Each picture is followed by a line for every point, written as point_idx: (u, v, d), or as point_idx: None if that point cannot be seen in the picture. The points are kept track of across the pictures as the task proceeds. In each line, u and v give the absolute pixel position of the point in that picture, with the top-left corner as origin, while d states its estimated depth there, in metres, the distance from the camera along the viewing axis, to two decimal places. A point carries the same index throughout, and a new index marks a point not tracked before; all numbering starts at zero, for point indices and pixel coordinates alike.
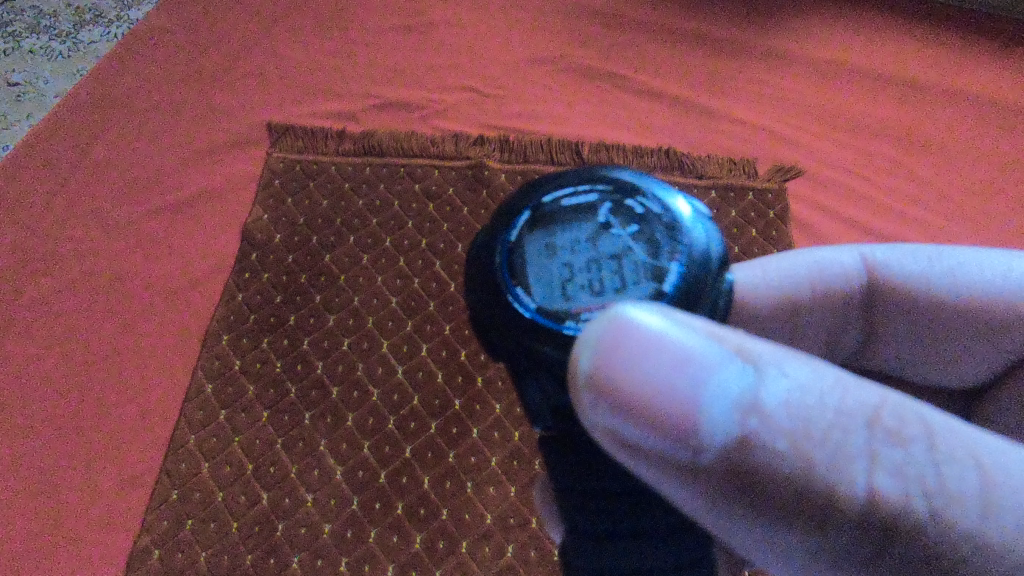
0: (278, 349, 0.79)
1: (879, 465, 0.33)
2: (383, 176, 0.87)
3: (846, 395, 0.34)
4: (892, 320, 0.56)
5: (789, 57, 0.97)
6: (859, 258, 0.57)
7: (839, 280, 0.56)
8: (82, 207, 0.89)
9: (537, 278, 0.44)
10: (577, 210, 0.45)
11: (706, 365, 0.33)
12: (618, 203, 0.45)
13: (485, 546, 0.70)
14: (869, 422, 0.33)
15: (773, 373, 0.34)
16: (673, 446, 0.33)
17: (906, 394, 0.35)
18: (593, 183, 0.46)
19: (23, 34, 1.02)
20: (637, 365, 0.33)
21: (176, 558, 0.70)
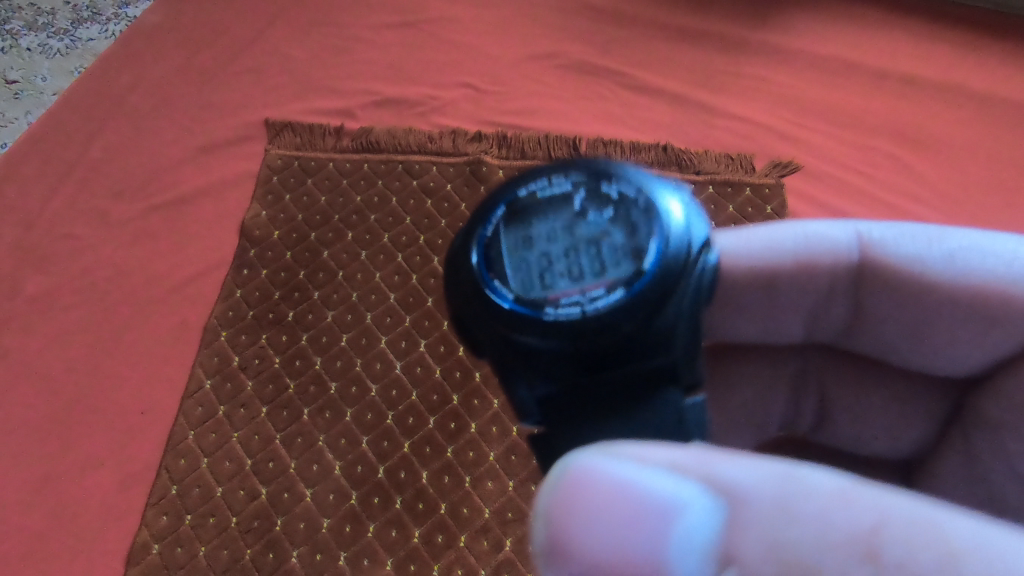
0: (276, 345, 0.79)
1: None
2: (382, 172, 0.88)
3: (823, 502, 0.29)
4: (879, 305, 0.51)
5: (785, 51, 0.98)
6: (855, 234, 0.50)
7: (827, 256, 0.50)
8: (82, 203, 0.89)
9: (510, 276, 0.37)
10: (554, 199, 0.38)
11: (666, 506, 0.30)
12: (599, 183, 0.38)
13: (484, 540, 0.69)
14: (850, 535, 0.29)
15: (748, 504, 0.30)
16: None
17: (905, 503, 0.29)
18: (572, 168, 0.38)
19: (21, 32, 1.03)
20: (591, 518, 0.31)
21: (176, 553, 0.70)
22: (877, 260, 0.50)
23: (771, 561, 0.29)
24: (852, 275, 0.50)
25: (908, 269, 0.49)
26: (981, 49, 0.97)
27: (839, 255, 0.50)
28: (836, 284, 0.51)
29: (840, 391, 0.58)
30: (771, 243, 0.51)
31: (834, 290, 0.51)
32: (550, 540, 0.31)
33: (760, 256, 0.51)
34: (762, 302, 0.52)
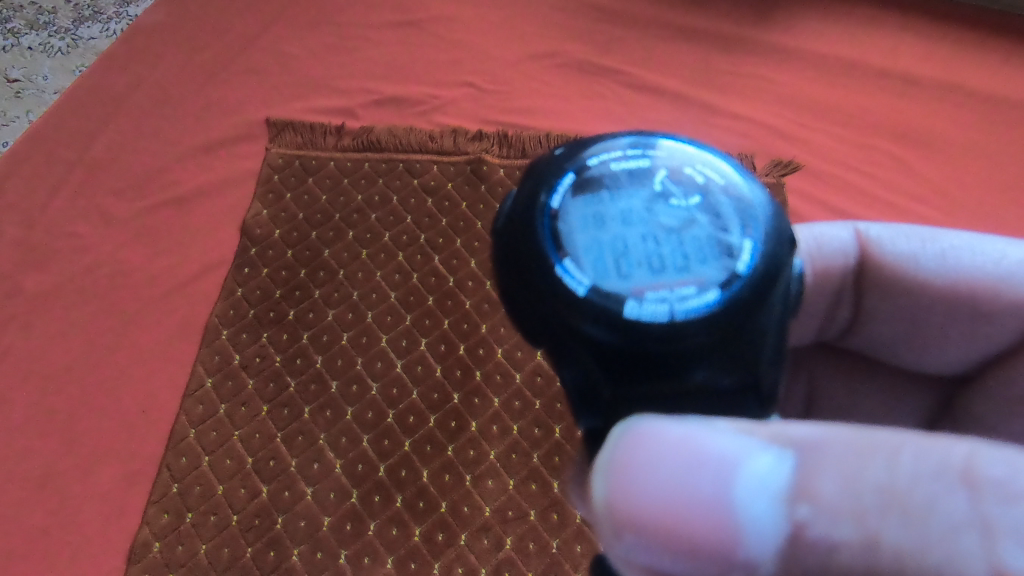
0: (277, 344, 0.79)
1: (993, 530, 0.25)
2: (383, 171, 0.88)
3: (899, 441, 0.28)
4: (880, 305, 0.51)
5: (785, 50, 0.98)
6: (859, 233, 0.52)
7: (837, 256, 0.51)
8: (83, 201, 0.89)
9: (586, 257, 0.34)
10: (627, 176, 0.37)
11: (732, 454, 0.30)
12: (675, 171, 0.37)
13: (484, 538, 0.69)
14: (931, 467, 0.27)
15: (824, 446, 0.28)
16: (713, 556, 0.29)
17: (991, 440, 0.28)
18: (643, 150, 0.38)
19: (22, 31, 1.03)
20: (663, 474, 0.31)
21: (177, 551, 0.71)
22: (879, 259, 0.50)
23: (846, 498, 0.27)
24: (855, 277, 0.51)
25: (909, 266, 0.49)
26: (981, 48, 0.97)
27: (845, 255, 0.51)
28: (841, 286, 0.52)
29: (829, 389, 0.58)
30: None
31: (839, 292, 0.52)
32: (624, 500, 0.32)
33: None
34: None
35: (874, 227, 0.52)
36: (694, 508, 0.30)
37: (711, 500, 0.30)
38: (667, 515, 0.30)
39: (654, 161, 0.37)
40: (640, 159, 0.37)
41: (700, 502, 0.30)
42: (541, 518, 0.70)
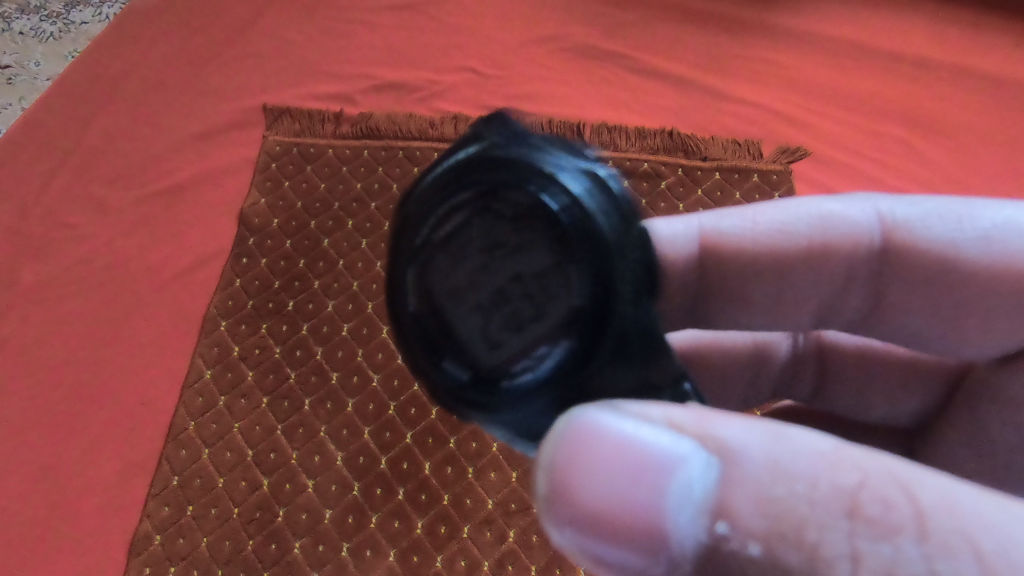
0: (277, 335, 0.78)
1: (863, 561, 0.29)
2: (382, 158, 0.86)
3: (810, 463, 0.31)
4: (900, 288, 0.50)
5: (792, 32, 0.95)
6: (876, 214, 0.49)
7: (849, 237, 0.50)
8: (78, 189, 0.88)
9: (456, 349, 0.34)
10: (458, 241, 0.33)
11: (665, 469, 0.31)
12: (503, 213, 0.33)
13: (486, 531, 0.68)
14: (823, 496, 0.30)
15: (744, 462, 0.31)
16: (637, 554, 0.31)
17: (875, 459, 0.31)
18: (455, 195, 0.33)
19: (14, 16, 1.01)
20: (596, 486, 0.31)
21: (177, 544, 0.70)
22: (901, 241, 0.49)
23: (760, 520, 0.30)
24: (874, 253, 0.49)
25: (938, 248, 0.48)
26: (997, 30, 0.95)
27: (860, 233, 0.49)
28: (853, 268, 0.50)
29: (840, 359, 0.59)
30: (778, 225, 0.50)
31: (853, 271, 0.50)
32: (551, 491, 0.32)
33: (771, 237, 0.50)
34: (774, 289, 0.51)
35: (894, 207, 0.50)
36: (630, 522, 0.31)
37: (641, 510, 0.31)
38: (603, 523, 0.31)
39: (473, 191, 0.33)
40: (455, 196, 0.33)
41: (633, 508, 0.31)
42: None
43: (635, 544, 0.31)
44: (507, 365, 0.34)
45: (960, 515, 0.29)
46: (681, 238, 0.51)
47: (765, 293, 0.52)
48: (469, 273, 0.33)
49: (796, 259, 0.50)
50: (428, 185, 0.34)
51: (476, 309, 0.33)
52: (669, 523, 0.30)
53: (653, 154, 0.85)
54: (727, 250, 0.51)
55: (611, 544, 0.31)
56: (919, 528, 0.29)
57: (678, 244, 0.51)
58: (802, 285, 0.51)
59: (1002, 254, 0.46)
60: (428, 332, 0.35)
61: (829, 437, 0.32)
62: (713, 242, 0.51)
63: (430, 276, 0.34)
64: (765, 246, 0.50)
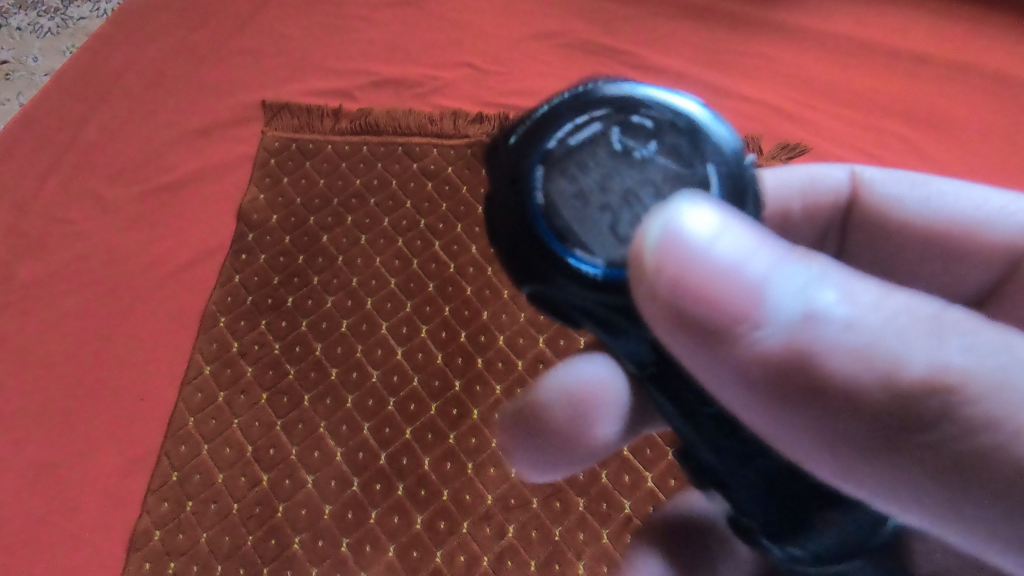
0: (276, 331, 0.78)
1: (927, 343, 0.31)
2: (381, 154, 0.86)
3: (885, 290, 0.33)
4: None
5: (791, 28, 0.95)
6: (851, 178, 0.57)
7: (829, 194, 0.57)
8: (76, 185, 0.88)
9: (588, 239, 0.36)
10: (591, 143, 0.37)
11: (765, 270, 0.33)
12: (628, 125, 0.37)
13: (485, 527, 0.68)
14: (901, 308, 0.31)
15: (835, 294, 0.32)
16: (727, 327, 0.33)
17: (949, 305, 0.32)
18: (588, 112, 0.37)
19: (12, 10, 1.01)
20: (702, 289, 0.33)
21: (177, 539, 0.70)
22: (873, 202, 0.56)
23: (841, 312, 0.32)
24: None
25: (905, 212, 0.54)
26: (997, 26, 0.95)
27: (839, 194, 0.57)
28: None
29: None
30: None
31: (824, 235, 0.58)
32: (668, 281, 0.33)
33: None
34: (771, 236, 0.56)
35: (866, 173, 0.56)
36: (720, 298, 0.33)
37: (737, 289, 0.33)
38: (696, 301, 0.33)
39: (605, 107, 0.38)
40: (590, 109, 0.38)
41: (728, 287, 0.33)
42: (543, 506, 0.69)
43: (723, 313, 0.33)
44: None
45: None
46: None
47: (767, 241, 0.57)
48: (605, 174, 0.36)
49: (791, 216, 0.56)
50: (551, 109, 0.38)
51: (606, 203, 0.36)
52: (764, 314, 0.33)
53: None
54: None
55: (700, 315, 0.33)
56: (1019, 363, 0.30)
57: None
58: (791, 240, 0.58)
59: (957, 214, 0.52)
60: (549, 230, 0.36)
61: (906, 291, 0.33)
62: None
63: (562, 180, 0.36)
64: None
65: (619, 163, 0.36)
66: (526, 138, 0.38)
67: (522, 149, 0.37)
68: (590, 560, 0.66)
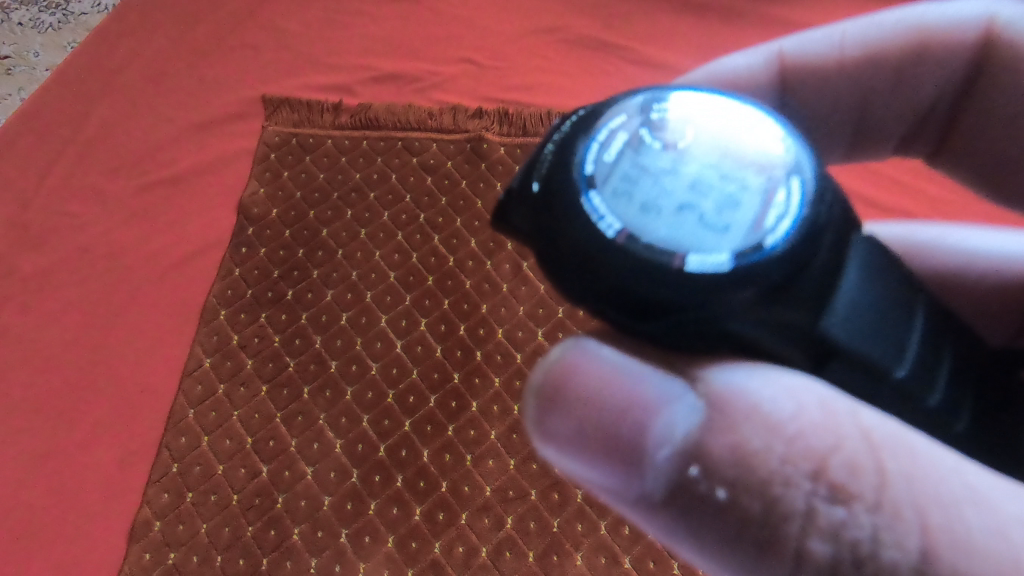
0: (276, 324, 0.78)
1: (815, 512, 0.30)
2: (381, 149, 0.87)
3: (808, 425, 0.30)
4: (979, 101, 0.51)
5: (790, 22, 0.95)
6: (985, 15, 0.48)
7: (953, 33, 0.48)
8: (76, 179, 0.88)
9: (693, 247, 0.28)
10: (633, 143, 0.30)
11: (641, 417, 0.32)
12: (651, 118, 0.30)
13: (485, 517, 0.69)
14: (804, 464, 0.30)
15: (809, 418, 0.30)
16: (617, 476, 0.33)
17: (875, 429, 0.30)
18: (605, 125, 0.30)
19: (13, 6, 1.02)
20: (581, 433, 0.33)
21: (178, 530, 0.70)
22: (1004, 45, 0.47)
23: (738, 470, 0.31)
24: (963, 67, 0.49)
25: None
26: None
27: (958, 41, 0.48)
28: (938, 91, 0.51)
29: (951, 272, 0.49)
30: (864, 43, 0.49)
31: (950, 79, 0.50)
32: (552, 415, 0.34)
33: (862, 51, 0.49)
34: (857, 85, 0.51)
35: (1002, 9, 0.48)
36: (606, 442, 0.32)
37: (620, 441, 0.32)
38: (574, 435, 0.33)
39: (615, 113, 0.31)
40: (593, 128, 0.30)
41: (611, 434, 0.32)
42: (542, 497, 0.69)
43: (609, 463, 0.33)
44: (757, 225, 0.28)
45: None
46: (758, 60, 0.49)
47: (864, 83, 0.50)
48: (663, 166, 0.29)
49: (885, 62, 0.49)
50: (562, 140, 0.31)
51: (686, 198, 0.29)
52: (641, 472, 0.32)
53: None
54: (825, 70, 0.50)
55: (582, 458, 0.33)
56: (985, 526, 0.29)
57: (757, 73, 0.49)
58: (909, 82, 0.51)
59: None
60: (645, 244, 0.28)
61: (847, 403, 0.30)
62: (786, 80, 0.50)
63: (624, 187, 0.29)
64: (854, 64, 0.49)
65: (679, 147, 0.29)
66: (553, 176, 0.30)
67: (560, 187, 0.29)
68: (588, 551, 0.67)
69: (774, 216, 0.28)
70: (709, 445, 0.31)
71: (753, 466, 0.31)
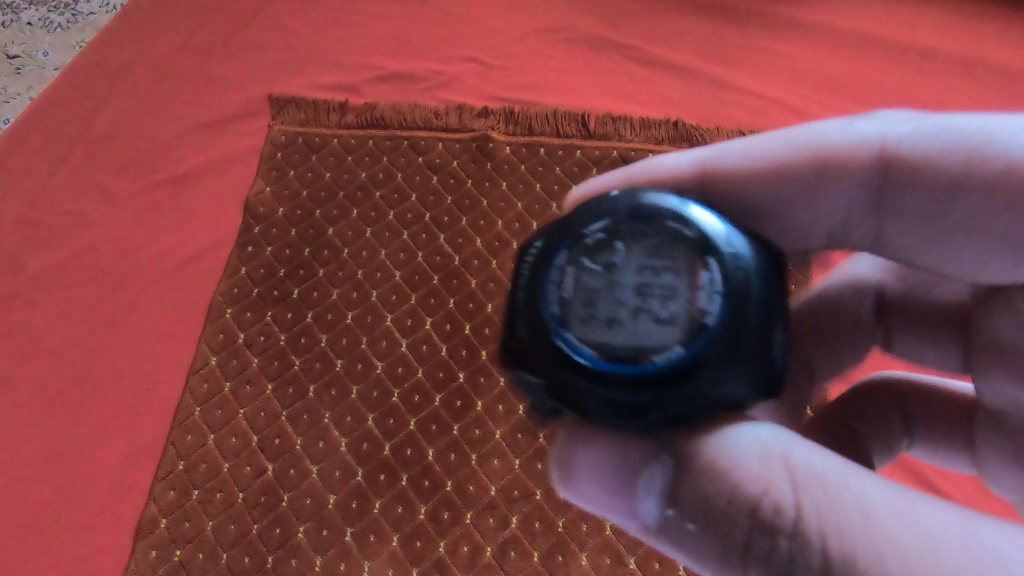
0: (282, 322, 0.79)
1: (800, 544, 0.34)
2: (386, 148, 0.87)
3: (775, 473, 0.35)
4: (901, 204, 0.46)
5: (796, 24, 0.95)
6: (881, 136, 0.46)
7: (854, 152, 0.46)
8: (84, 178, 0.89)
9: (652, 344, 0.34)
10: (578, 279, 0.36)
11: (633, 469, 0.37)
12: (586, 247, 0.36)
13: (489, 517, 0.69)
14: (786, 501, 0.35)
15: (760, 470, 0.35)
16: (626, 515, 0.38)
17: (835, 480, 0.35)
18: (552, 262, 0.36)
19: (22, 6, 1.02)
20: (598, 480, 0.38)
21: (184, 528, 0.71)
22: (903, 162, 0.45)
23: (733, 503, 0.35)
24: (877, 173, 0.46)
25: (958, 158, 0.42)
26: (1007, 20, 0.94)
27: (861, 152, 0.46)
28: (855, 201, 0.48)
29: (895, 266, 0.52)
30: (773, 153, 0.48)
31: (864, 190, 0.47)
32: (570, 470, 0.39)
33: (765, 162, 0.48)
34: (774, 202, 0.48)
35: (899, 128, 0.45)
36: (610, 491, 0.38)
37: (622, 492, 0.38)
38: (595, 482, 0.38)
39: (562, 249, 0.36)
40: (551, 261, 0.36)
41: (616, 478, 0.38)
42: (547, 497, 0.69)
43: (622, 501, 0.38)
44: (695, 306, 0.34)
45: (957, 557, 0.33)
46: (679, 168, 0.49)
47: (776, 197, 0.48)
48: (607, 289, 0.36)
49: (799, 176, 0.47)
50: (526, 280, 0.36)
51: (632, 316, 0.35)
52: (640, 509, 0.38)
53: (658, 143, 0.86)
54: (725, 177, 0.48)
55: (607, 494, 0.38)
56: (920, 547, 0.33)
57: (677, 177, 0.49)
58: (823, 195, 0.48)
59: (992, 168, 0.41)
60: (611, 360, 0.34)
61: (804, 451, 0.36)
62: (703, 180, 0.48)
63: (580, 310, 0.35)
64: (763, 171, 0.47)
65: (615, 273, 0.36)
66: (524, 321, 0.36)
67: (534, 329, 0.36)
68: (593, 551, 0.67)
69: (710, 299, 0.34)
70: (698, 489, 0.36)
71: (736, 502, 0.35)
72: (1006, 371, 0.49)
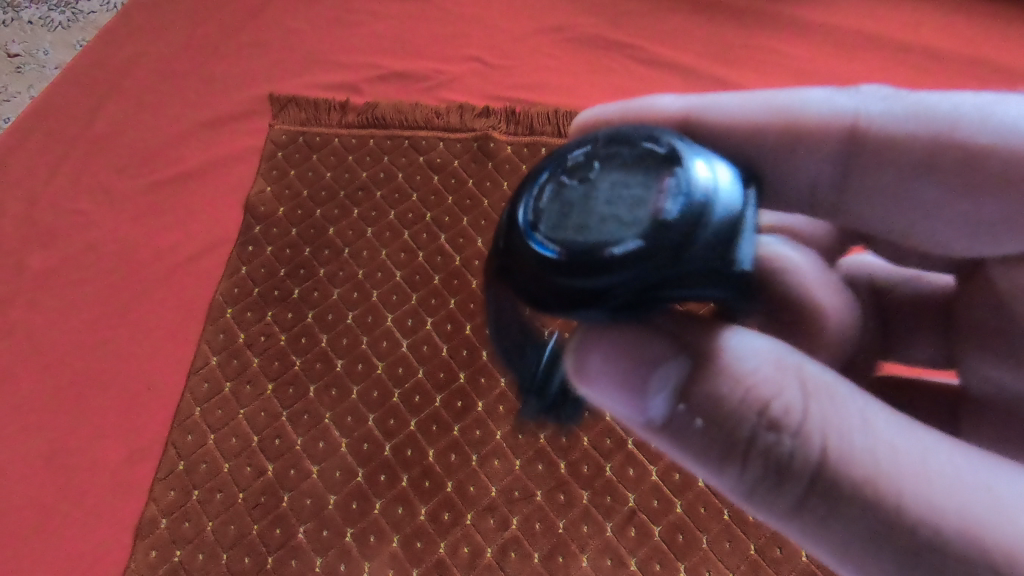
0: (283, 322, 0.78)
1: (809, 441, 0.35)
2: (388, 148, 0.87)
3: (785, 379, 0.36)
4: (873, 173, 0.47)
5: (798, 23, 0.95)
6: (855, 110, 0.46)
7: (829, 124, 0.47)
8: (84, 177, 0.89)
9: (611, 237, 0.32)
10: (555, 189, 0.35)
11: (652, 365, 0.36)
12: (566, 165, 0.35)
13: (490, 518, 0.68)
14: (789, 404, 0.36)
15: (775, 375, 0.36)
16: (627, 411, 0.38)
17: (836, 394, 0.37)
18: (536, 181, 0.36)
19: (22, 5, 1.02)
20: (606, 382, 0.37)
21: (183, 528, 0.70)
22: (877, 140, 0.46)
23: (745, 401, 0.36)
24: (851, 145, 0.46)
25: (939, 129, 0.44)
26: (1014, 18, 0.93)
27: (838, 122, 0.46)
28: (825, 167, 0.48)
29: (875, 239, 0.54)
30: (760, 109, 0.47)
31: (838, 158, 0.47)
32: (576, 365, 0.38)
33: (743, 120, 0.47)
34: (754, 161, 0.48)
35: (873, 106, 0.46)
36: (619, 390, 0.37)
37: (631, 391, 0.37)
38: (601, 381, 0.37)
39: (546, 170, 0.36)
40: (536, 180, 0.36)
41: (631, 376, 0.36)
42: (548, 498, 0.69)
43: (629, 397, 0.37)
44: (656, 207, 0.32)
45: (946, 478, 0.35)
46: (667, 111, 0.48)
47: (755, 157, 0.47)
48: (581, 198, 0.34)
49: (774, 137, 0.47)
50: (513, 201, 0.36)
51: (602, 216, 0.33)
52: (649, 405, 0.37)
53: None
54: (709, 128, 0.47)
55: (612, 395, 0.37)
56: (914, 463, 0.35)
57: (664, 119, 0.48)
58: (797, 160, 0.48)
59: (968, 136, 0.43)
60: (572, 255, 0.32)
61: (807, 366, 0.38)
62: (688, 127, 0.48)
63: (550, 214, 0.34)
64: (745, 128, 0.47)
65: (589, 181, 0.34)
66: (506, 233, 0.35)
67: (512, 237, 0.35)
68: (594, 553, 0.67)
69: (670, 197, 0.32)
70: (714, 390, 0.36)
71: (748, 403, 0.36)
72: (995, 355, 0.51)
